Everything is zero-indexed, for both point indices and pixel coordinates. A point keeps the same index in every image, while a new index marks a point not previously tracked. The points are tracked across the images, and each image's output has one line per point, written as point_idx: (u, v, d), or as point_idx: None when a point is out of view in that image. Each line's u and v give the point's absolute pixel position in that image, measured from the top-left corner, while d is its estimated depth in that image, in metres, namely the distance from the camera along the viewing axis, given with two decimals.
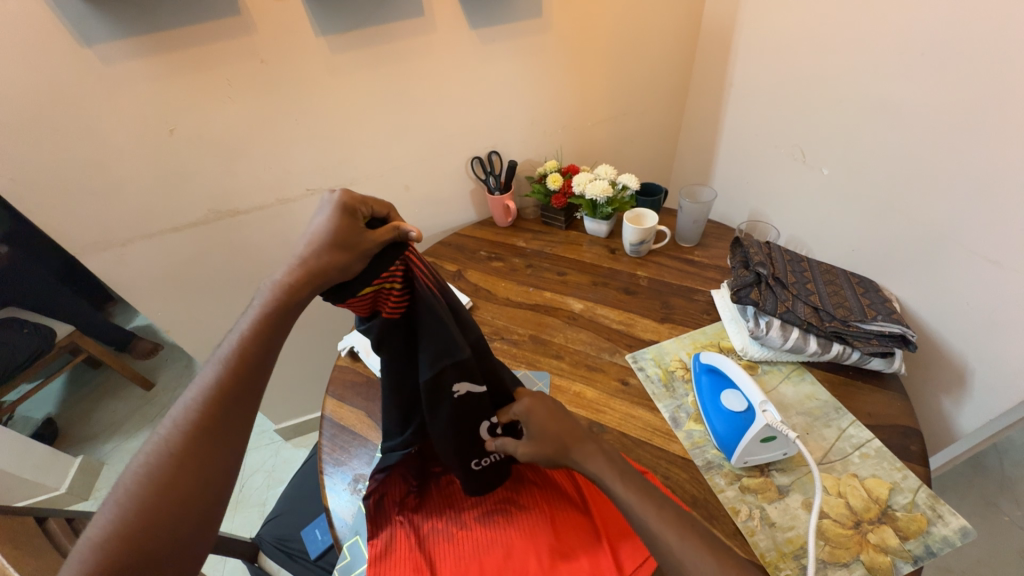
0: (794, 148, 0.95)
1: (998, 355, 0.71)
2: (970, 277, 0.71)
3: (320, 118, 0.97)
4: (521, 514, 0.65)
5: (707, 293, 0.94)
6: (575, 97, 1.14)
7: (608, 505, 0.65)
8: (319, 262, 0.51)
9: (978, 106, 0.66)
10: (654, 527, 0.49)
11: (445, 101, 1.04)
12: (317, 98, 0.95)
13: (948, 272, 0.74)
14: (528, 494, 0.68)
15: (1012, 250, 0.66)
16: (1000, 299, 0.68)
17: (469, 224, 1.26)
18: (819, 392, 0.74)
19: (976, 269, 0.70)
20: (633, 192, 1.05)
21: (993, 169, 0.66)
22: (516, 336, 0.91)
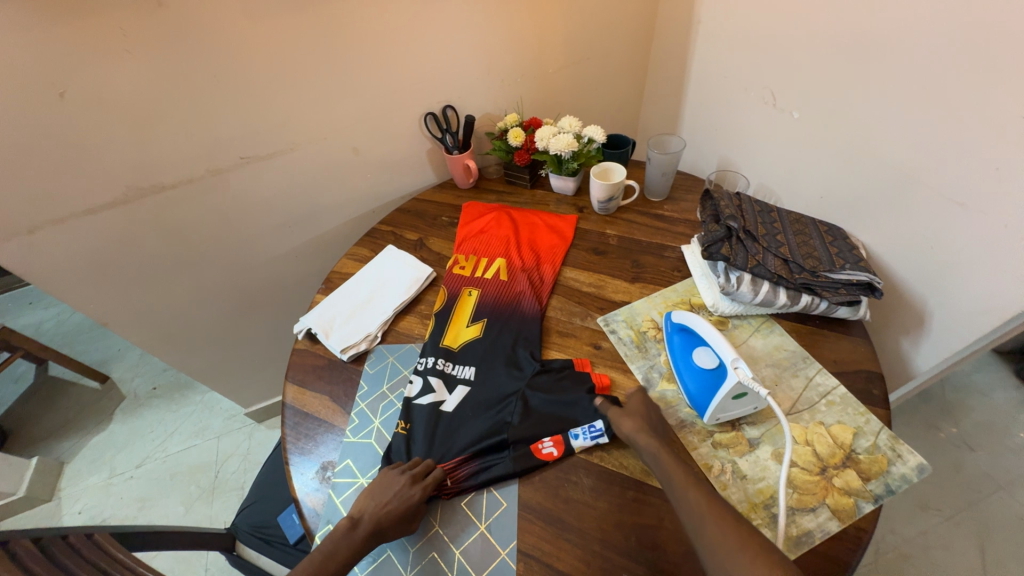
0: (762, 91, 0.90)
1: (957, 296, 0.72)
2: (937, 219, 0.71)
3: (243, 72, 0.85)
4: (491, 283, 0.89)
5: (678, 249, 0.91)
6: (532, 40, 1.03)
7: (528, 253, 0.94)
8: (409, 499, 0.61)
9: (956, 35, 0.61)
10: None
11: (387, 49, 0.93)
12: (236, 49, 0.82)
13: (914, 215, 0.73)
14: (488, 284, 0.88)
15: (977, 191, 0.65)
16: (964, 241, 0.68)
17: (428, 187, 1.18)
18: (787, 342, 0.74)
19: (943, 211, 0.70)
20: (599, 145, 0.98)
21: (964, 107, 0.63)
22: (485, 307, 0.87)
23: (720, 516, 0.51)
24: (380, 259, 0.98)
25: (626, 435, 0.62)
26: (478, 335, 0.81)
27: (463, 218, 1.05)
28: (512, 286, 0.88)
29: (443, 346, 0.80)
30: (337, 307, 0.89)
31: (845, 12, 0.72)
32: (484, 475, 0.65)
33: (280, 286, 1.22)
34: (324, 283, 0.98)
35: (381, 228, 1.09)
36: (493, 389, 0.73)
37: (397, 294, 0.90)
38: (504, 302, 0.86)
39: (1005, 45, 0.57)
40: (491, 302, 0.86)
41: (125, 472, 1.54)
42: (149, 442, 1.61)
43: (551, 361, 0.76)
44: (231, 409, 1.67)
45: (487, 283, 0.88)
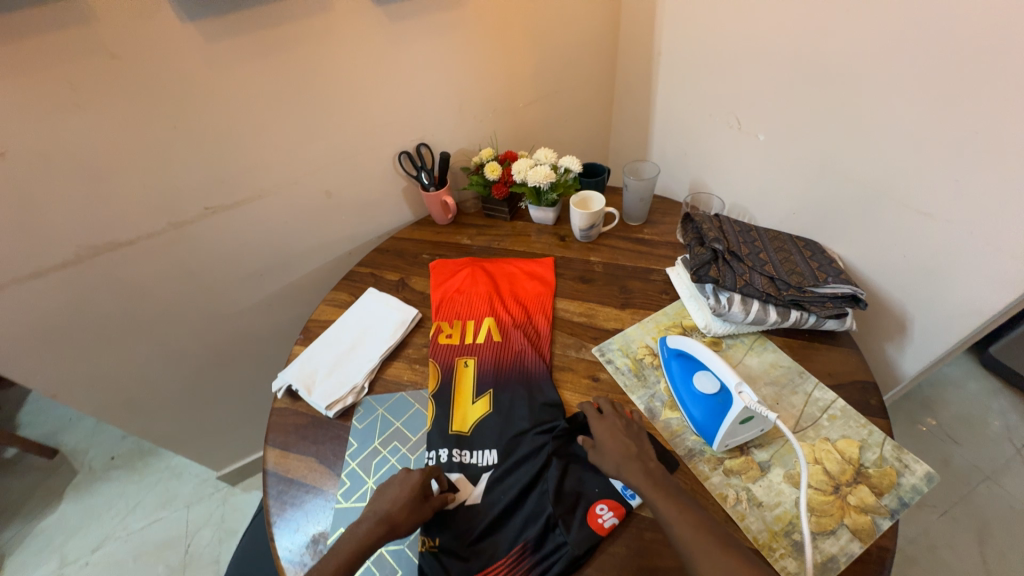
0: (727, 117, 0.94)
1: (930, 300, 0.75)
2: (906, 229, 0.74)
3: (208, 120, 0.82)
4: (488, 348, 0.83)
5: (663, 272, 0.92)
6: (501, 77, 1.05)
7: (516, 307, 0.90)
8: (395, 504, 0.60)
9: (903, 59, 0.66)
10: None
11: (359, 92, 0.92)
12: (201, 98, 0.79)
13: (883, 226, 0.77)
14: (486, 351, 0.82)
15: (940, 200, 0.69)
16: (932, 247, 0.72)
17: (405, 225, 1.16)
18: (781, 358, 0.74)
19: (910, 221, 0.73)
20: (576, 174, 0.99)
21: (917, 123, 0.68)
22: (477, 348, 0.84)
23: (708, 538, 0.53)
24: (360, 303, 0.95)
25: (613, 466, 0.61)
26: (487, 410, 0.74)
27: (438, 278, 0.98)
28: (509, 348, 0.82)
29: (452, 432, 0.72)
30: (318, 360, 0.83)
31: (799, 42, 0.77)
32: (548, 569, 0.57)
33: (253, 338, 1.15)
34: (303, 334, 0.93)
35: (360, 270, 1.06)
36: (523, 464, 0.67)
37: (382, 340, 0.86)
38: (505, 366, 0.80)
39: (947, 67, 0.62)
40: (492, 369, 0.80)
41: (80, 558, 1.38)
42: (108, 520, 1.45)
43: (575, 416, 0.71)
44: (201, 474, 1.54)
45: (481, 349, 0.82)
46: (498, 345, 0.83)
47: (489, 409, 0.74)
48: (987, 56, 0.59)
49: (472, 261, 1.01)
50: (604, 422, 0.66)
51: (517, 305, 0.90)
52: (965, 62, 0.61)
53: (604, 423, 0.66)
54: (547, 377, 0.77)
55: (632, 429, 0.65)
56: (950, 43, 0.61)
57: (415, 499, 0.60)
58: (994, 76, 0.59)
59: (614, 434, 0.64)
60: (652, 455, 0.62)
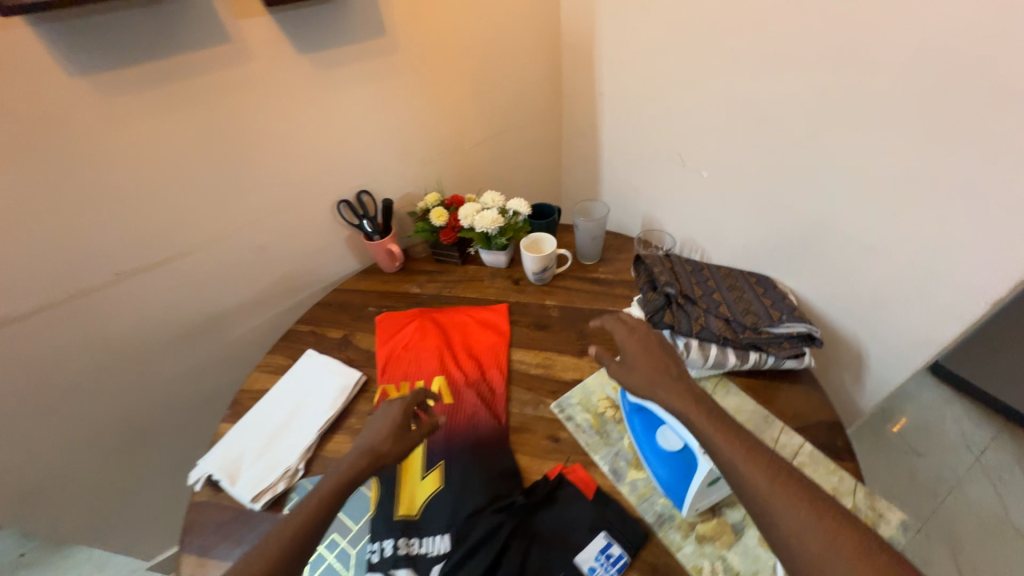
0: (671, 154, 0.94)
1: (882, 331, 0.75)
2: (854, 263, 0.74)
3: (116, 178, 0.74)
4: (438, 412, 0.75)
5: (620, 313, 0.89)
6: (444, 120, 1.02)
7: (468, 361, 0.83)
8: (384, 447, 0.60)
9: (833, 97, 0.67)
10: (768, 497, 0.46)
11: (289, 141, 0.87)
12: (105, 155, 0.71)
13: (832, 260, 0.77)
14: (436, 415, 0.75)
15: (883, 234, 0.69)
16: (881, 280, 0.72)
17: (351, 276, 1.08)
18: (745, 402, 0.71)
19: (856, 254, 0.74)
20: (525, 217, 0.96)
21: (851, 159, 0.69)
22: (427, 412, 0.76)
23: (744, 452, 0.49)
24: (297, 367, 0.85)
25: (643, 383, 0.60)
26: (437, 487, 0.66)
27: (385, 334, 0.91)
28: (462, 410, 0.76)
29: (398, 519, 0.63)
30: (245, 441, 0.74)
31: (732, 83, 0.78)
32: None
33: (180, 409, 1.00)
34: (232, 408, 0.83)
35: (300, 328, 0.97)
36: (478, 552, 0.59)
37: (321, 411, 0.77)
38: (457, 431, 0.73)
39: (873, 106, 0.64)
40: (443, 436, 0.72)
41: None
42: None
43: (534, 487, 0.65)
44: (127, 566, 1.34)
45: (431, 413, 0.75)
46: (449, 407, 0.76)
47: (439, 486, 0.66)
48: (907, 95, 0.60)
49: (422, 312, 0.95)
50: (628, 336, 0.65)
51: (467, 359, 0.84)
52: (888, 101, 0.62)
53: (627, 336, 0.65)
54: (503, 442, 0.71)
55: (648, 335, 0.66)
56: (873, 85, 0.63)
57: (398, 426, 0.63)
58: (915, 115, 0.61)
59: (639, 342, 0.64)
60: (688, 376, 0.60)
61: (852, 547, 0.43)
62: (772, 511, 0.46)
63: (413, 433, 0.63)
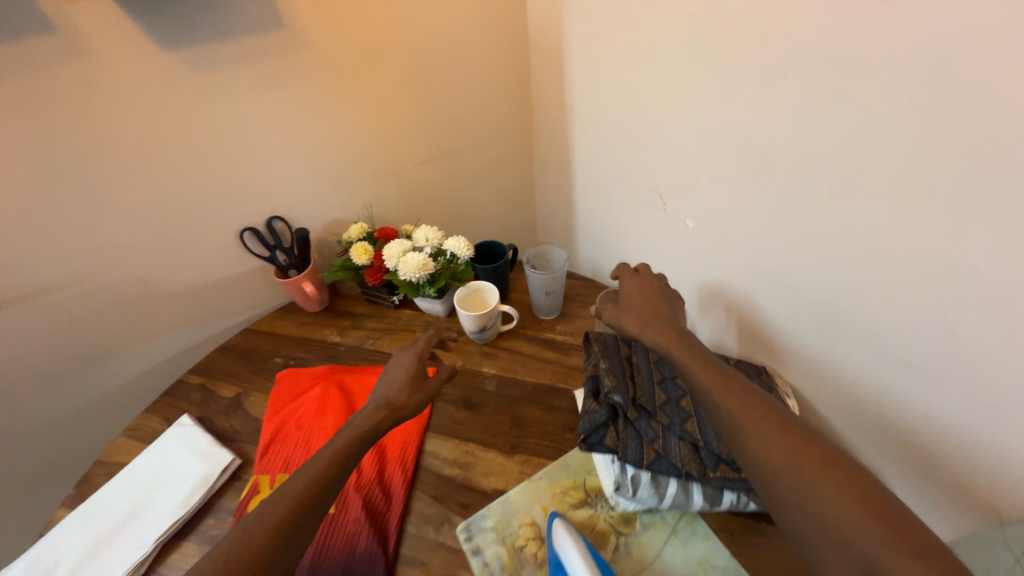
0: (649, 193, 0.74)
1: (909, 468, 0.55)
2: (886, 381, 0.53)
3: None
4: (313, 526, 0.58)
5: (571, 394, 0.70)
6: (377, 134, 0.85)
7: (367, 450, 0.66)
8: (399, 399, 0.59)
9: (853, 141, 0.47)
10: (785, 466, 0.40)
11: (164, 158, 0.70)
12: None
13: (859, 371, 0.56)
14: None
15: (928, 350, 0.48)
16: (926, 412, 0.51)
17: (266, 314, 0.91)
18: (714, 553, 0.53)
19: (889, 370, 0.52)
20: (468, 261, 0.79)
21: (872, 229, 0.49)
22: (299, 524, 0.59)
23: (749, 407, 0.44)
24: (161, 442, 0.68)
25: (637, 322, 0.55)
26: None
27: (280, 399, 0.74)
28: (343, 523, 0.58)
29: None
30: (65, 547, 0.59)
31: (715, 109, 0.58)
32: None
33: (43, 484, 0.75)
34: (78, 488, 0.67)
35: (190, 381, 0.80)
36: None
37: (169, 510, 0.61)
38: (330, 557, 0.55)
39: (909, 159, 0.44)
40: (311, 565, 0.55)
41: None
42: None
43: None
44: None
45: None
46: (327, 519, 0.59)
47: None
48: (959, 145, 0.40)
49: (331, 371, 0.77)
50: (629, 280, 0.63)
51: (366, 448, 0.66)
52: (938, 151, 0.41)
53: (630, 280, 0.63)
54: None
55: (654, 281, 0.61)
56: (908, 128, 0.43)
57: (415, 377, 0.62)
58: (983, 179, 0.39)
59: (637, 293, 0.60)
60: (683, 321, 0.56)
61: (877, 519, 0.35)
62: (796, 483, 0.39)
63: (428, 384, 0.62)
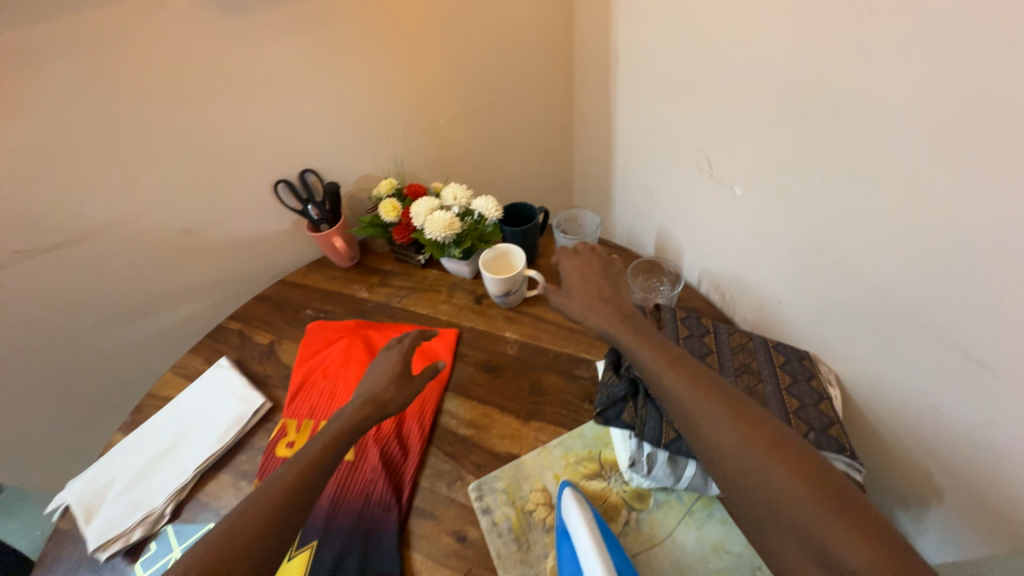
0: (695, 155, 0.66)
1: (962, 487, 0.46)
2: (952, 382, 0.43)
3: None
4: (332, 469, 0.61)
5: (593, 365, 0.68)
6: (408, 86, 0.82)
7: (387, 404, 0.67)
8: (382, 393, 0.58)
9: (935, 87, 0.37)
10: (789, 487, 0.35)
11: (200, 108, 0.71)
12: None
13: (917, 366, 0.46)
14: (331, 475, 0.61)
15: (1009, 351, 0.38)
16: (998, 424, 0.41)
17: (301, 266, 0.94)
18: (730, 538, 0.50)
19: (956, 368, 0.43)
20: (496, 222, 0.76)
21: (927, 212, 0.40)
22: None
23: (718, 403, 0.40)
24: (203, 380, 0.73)
25: (580, 305, 0.56)
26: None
27: (310, 349, 0.76)
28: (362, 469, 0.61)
29: None
30: (120, 466, 0.64)
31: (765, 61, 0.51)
32: None
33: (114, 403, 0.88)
34: (133, 416, 0.73)
35: (230, 326, 0.85)
36: None
37: (206, 445, 0.65)
38: (349, 497, 0.58)
39: (983, 115, 0.35)
40: (332, 504, 0.58)
41: None
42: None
43: None
44: None
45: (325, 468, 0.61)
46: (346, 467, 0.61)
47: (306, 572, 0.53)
48: None
49: (358, 326, 0.79)
50: (577, 259, 0.62)
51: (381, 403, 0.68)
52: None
53: (577, 259, 0.62)
54: (395, 528, 0.55)
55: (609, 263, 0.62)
56: (986, 79, 0.34)
57: (398, 372, 0.60)
58: None
59: (579, 279, 0.60)
60: (627, 298, 0.56)
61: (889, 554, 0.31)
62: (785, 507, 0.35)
63: (411, 382, 0.60)
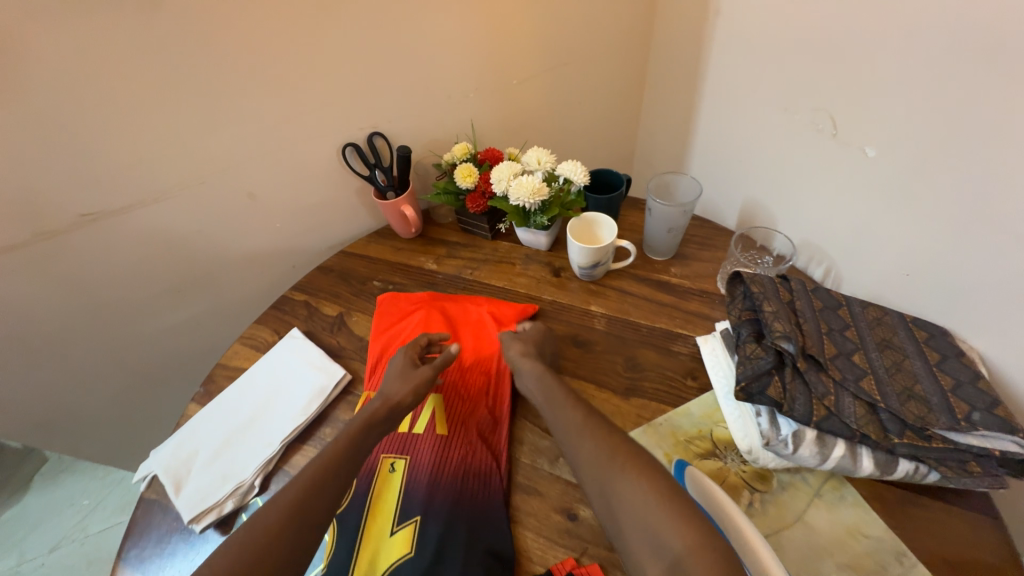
0: (816, 115, 0.61)
1: None
2: None
3: (57, 107, 0.57)
4: (423, 441, 0.58)
5: (691, 341, 0.64)
6: (487, 43, 0.77)
7: (478, 376, 0.65)
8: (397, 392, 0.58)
9: None
10: None
11: (279, 62, 0.66)
12: (34, 74, 0.54)
13: None
14: (424, 449, 0.58)
15: None
16: None
17: (361, 237, 0.90)
18: (867, 523, 0.47)
19: None
20: (580, 188, 0.72)
21: None
22: (409, 437, 0.59)
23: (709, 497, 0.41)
24: (279, 351, 0.71)
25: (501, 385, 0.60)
26: (407, 550, 0.50)
27: (386, 320, 0.73)
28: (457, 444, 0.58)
29: None
30: (204, 437, 0.63)
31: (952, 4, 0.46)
32: None
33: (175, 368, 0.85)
34: (204, 387, 0.70)
35: (295, 297, 0.81)
36: None
37: (291, 416, 0.63)
38: (444, 471, 0.56)
39: None
40: (428, 479, 0.55)
41: (37, 557, 1.27)
42: (69, 518, 1.33)
43: None
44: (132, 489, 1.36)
45: (417, 443, 0.58)
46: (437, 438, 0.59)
47: (412, 548, 0.50)
48: None
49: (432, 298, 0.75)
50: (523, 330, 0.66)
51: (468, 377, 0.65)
52: None
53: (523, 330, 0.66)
54: (501, 503, 0.53)
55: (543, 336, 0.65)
56: None
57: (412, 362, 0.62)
58: None
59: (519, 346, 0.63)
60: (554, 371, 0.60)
61: None
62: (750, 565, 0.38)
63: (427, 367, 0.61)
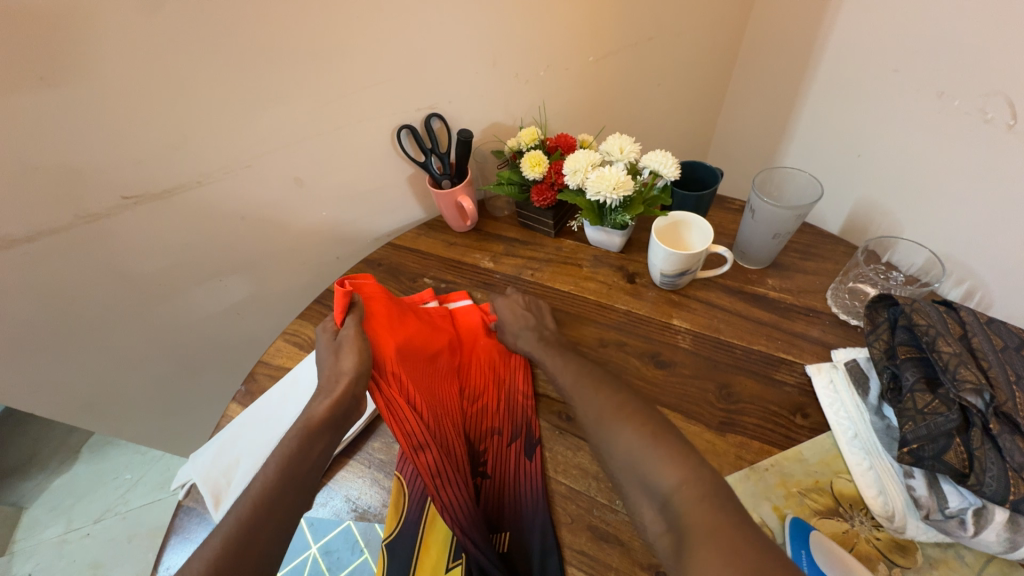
0: (991, 101, 0.49)
1: None
2: None
3: (103, 78, 0.51)
4: (453, 465, 0.50)
5: (799, 369, 0.54)
6: (567, 13, 0.67)
7: (489, 378, 0.59)
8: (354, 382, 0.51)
9: None
10: None
11: (340, 34, 0.59)
12: (77, 42, 0.48)
13: None
14: (452, 473, 0.50)
15: None
16: None
17: (411, 228, 0.83)
18: None
19: None
20: (668, 183, 0.62)
21: None
22: (437, 458, 0.50)
23: None
24: None
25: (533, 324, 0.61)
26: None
27: (369, 316, 0.58)
28: (472, 467, 0.53)
29: None
30: (245, 444, 0.58)
31: None
32: None
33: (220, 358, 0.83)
34: (245, 386, 0.65)
35: None
36: None
37: None
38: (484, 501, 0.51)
39: None
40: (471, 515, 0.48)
41: (82, 527, 1.28)
42: (110, 491, 1.34)
43: None
44: (173, 467, 1.37)
45: (446, 468, 0.49)
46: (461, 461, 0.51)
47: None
48: None
49: (450, 300, 0.68)
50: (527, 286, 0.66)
51: (479, 381, 0.59)
52: None
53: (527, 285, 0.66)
54: (555, 541, 0.47)
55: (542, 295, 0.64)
56: None
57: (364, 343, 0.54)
58: None
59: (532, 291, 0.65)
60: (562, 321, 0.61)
61: None
62: None
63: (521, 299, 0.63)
